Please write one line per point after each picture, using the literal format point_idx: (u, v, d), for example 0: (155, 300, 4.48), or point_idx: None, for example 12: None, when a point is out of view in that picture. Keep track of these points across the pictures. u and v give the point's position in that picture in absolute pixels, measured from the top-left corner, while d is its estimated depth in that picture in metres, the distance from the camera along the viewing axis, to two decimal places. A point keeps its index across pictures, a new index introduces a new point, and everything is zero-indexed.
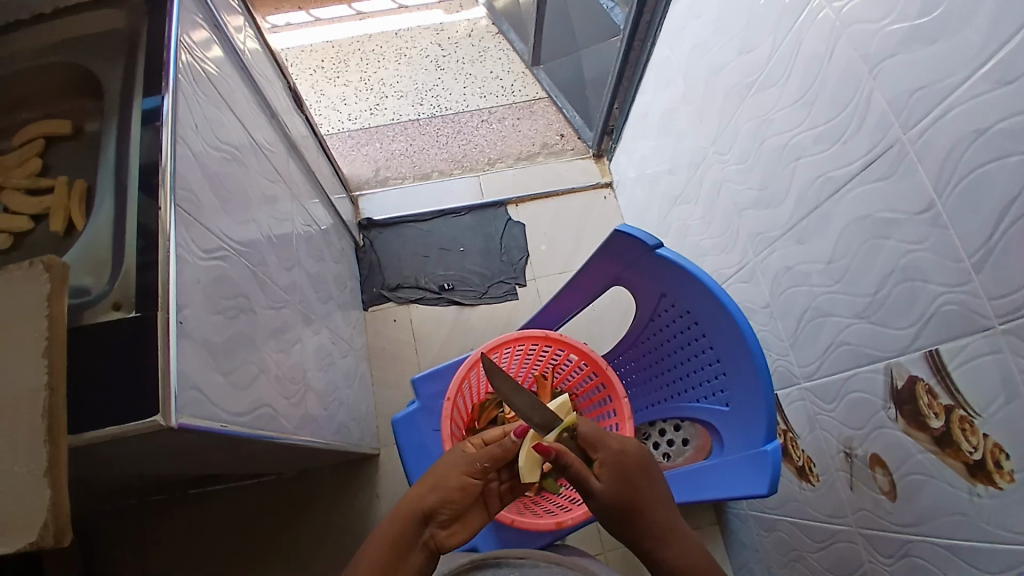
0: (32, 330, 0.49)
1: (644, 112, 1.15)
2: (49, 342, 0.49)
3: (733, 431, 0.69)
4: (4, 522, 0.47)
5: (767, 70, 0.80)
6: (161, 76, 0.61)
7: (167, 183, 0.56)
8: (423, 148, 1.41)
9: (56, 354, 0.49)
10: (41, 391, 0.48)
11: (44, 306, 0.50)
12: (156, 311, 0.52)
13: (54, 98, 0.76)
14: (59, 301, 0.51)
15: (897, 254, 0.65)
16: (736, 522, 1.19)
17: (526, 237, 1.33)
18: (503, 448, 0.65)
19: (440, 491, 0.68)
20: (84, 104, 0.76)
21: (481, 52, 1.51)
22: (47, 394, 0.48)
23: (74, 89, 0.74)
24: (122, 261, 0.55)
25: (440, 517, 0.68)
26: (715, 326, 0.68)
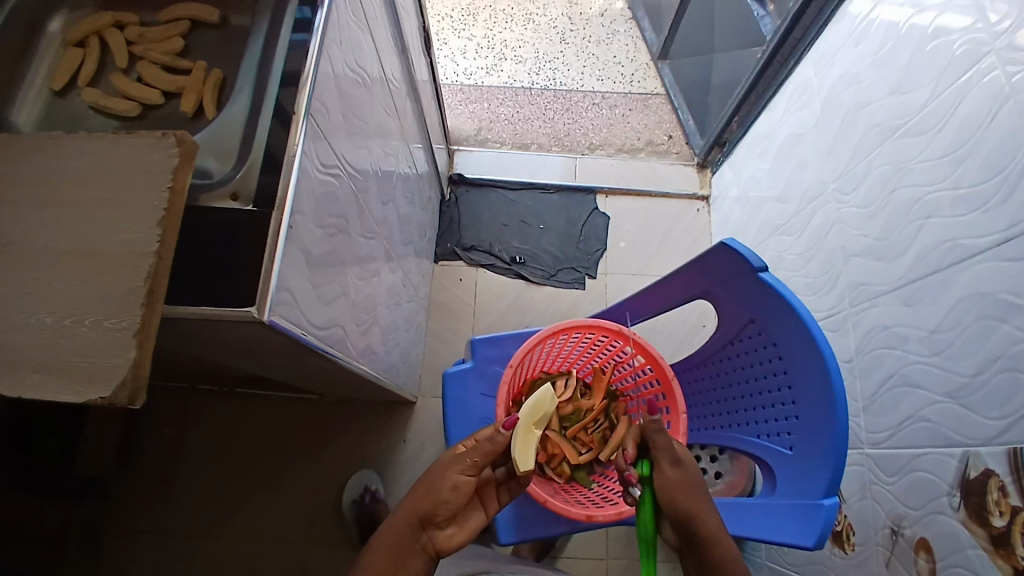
0: (153, 198, 0.52)
1: (767, 132, 1.10)
2: (166, 212, 0.51)
3: (789, 476, 0.66)
4: (86, 369, 0.48)
5: (918, 117, 0.75)
6: None
7: (306, 91, 0.57)
8: (529, 118, 1.40)
9: (170, 224, 0.51)
10: (149, 256, 0.50)
11: (168, 177, 0.52)
12: (271, 212, 0.53)
13: None
14: (183, 175, 0.53)
15: (1013, 341, 0.61)
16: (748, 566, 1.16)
17: (608, 230, 1.31)
18: (494, 442, 0.67)
19: (435, 492, 0.66)
20: None
21: (610, 35, 1.49)
22: (154, 261, 0.50)
23: None
24: (248, 155, 0.57)
25: (438, 521, 0.66)
26: (801, 366, 0.65)
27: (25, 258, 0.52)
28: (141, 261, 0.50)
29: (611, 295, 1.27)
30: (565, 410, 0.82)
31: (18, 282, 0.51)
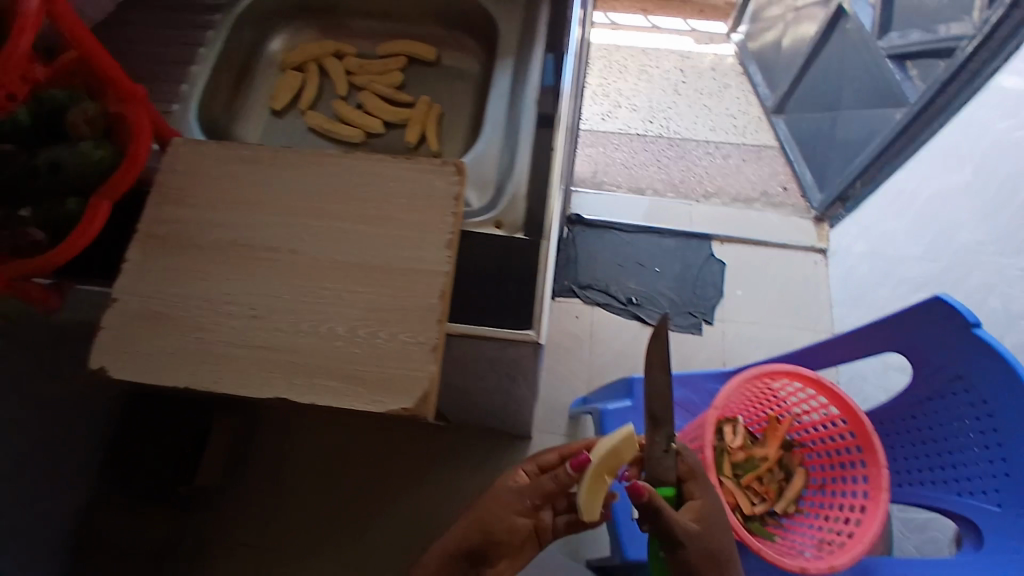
0: (437, 220, 0.54)
1: (902, 189, 1.13)
2: (453, 236, 0.53)
3: (998, 536, 0.65)
4: (384, 380, 0.50)
5: None
6: (567, 35, 0.66)
7: (564, 127, 0.60)
8: (643, 163, 1.44)
9: (454, 247, 0.54)
10: (442, 276, 0.52)
11: (452, 202, 0.55)
12: (541, 240, 0.56)
13: (413, 19, 0.79)
14: (460, 201, 0.56)
15: None
16: None
17: (724, 277, 1.31)
18: (557, 480, 0.59)
19: (483, 530, 0.59)
20: (437, 35, 0.80)
21: (722, 88, 1.54)
22: (446, 280, 0.52)
23: (438, 17, 0.78)
24: (508, 184, 0.59)
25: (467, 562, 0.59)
26: (1015, 425, 0.65)
27: (313, 269, 0.54)
28: (431, 279, 0.52)
29: (727, 341, 1.26)
30: (738, 457, 0.82)
31: (306, 292, 0.53)
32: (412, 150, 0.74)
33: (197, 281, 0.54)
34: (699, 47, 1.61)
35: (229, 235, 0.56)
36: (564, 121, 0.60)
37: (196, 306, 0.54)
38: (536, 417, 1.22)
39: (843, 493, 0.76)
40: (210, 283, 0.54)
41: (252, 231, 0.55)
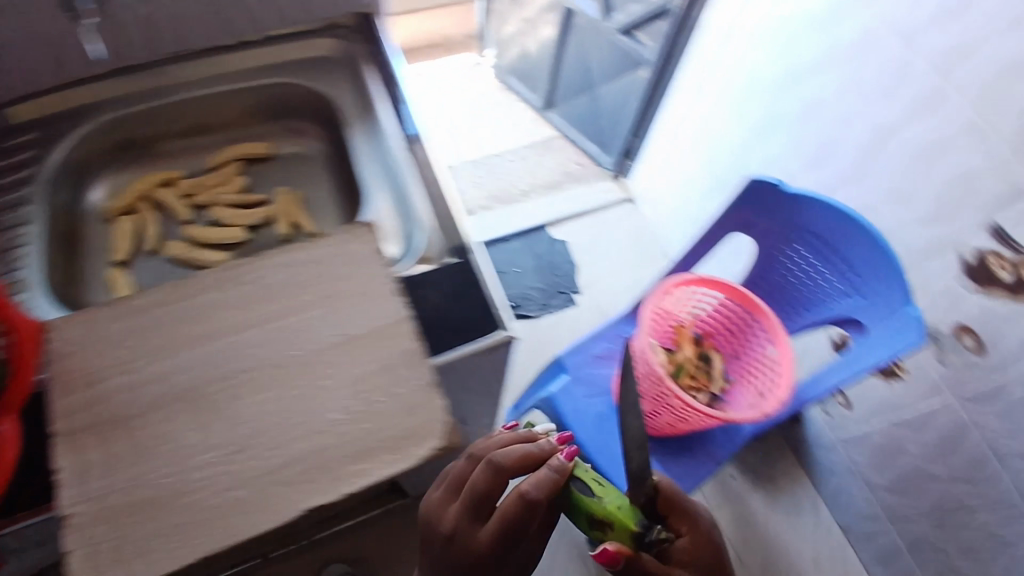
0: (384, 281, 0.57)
1: (669, 128, 1.37)
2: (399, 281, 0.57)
3: (875, 314, 0.81)
4: (381, 444, 0.51)
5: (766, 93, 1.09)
6: (398, 94, 0.72)
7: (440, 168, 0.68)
8: (463, 188, 1.55)
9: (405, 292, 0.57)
10: (401, 318, 0.55)
11: (379, 257, 0.58)
12: (470, 256, 0.61)
13: (240, 122, 0.81)
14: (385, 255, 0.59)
15: (951, 165, 0.85)
16: (817, 472, 1.27)
17: (570, 253, 1.51)
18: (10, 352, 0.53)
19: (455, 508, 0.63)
20: (267, 130, 0.81)
21: (494, 104, 1.67)
22: (408, 320, 0.55)
23: (264, 112, 0.81)
24: (416, 224, 0.64)
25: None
26: (850, 242, 0.82)
27: (280, 377, 0.53)
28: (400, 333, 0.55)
29: (598, 303, 1.46)
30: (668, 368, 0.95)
31: (289, 392, 0.52)
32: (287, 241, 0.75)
33: (161, 449, 0.50)
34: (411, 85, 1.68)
35: (171, 385, 0.52)
36: (436, 159, 0.67)
37: (166, 477, 0.49)
38: None
39: (754, 350, 0.91)
40: (176, 448, 0.50)
41: (194, 373, 0.53)
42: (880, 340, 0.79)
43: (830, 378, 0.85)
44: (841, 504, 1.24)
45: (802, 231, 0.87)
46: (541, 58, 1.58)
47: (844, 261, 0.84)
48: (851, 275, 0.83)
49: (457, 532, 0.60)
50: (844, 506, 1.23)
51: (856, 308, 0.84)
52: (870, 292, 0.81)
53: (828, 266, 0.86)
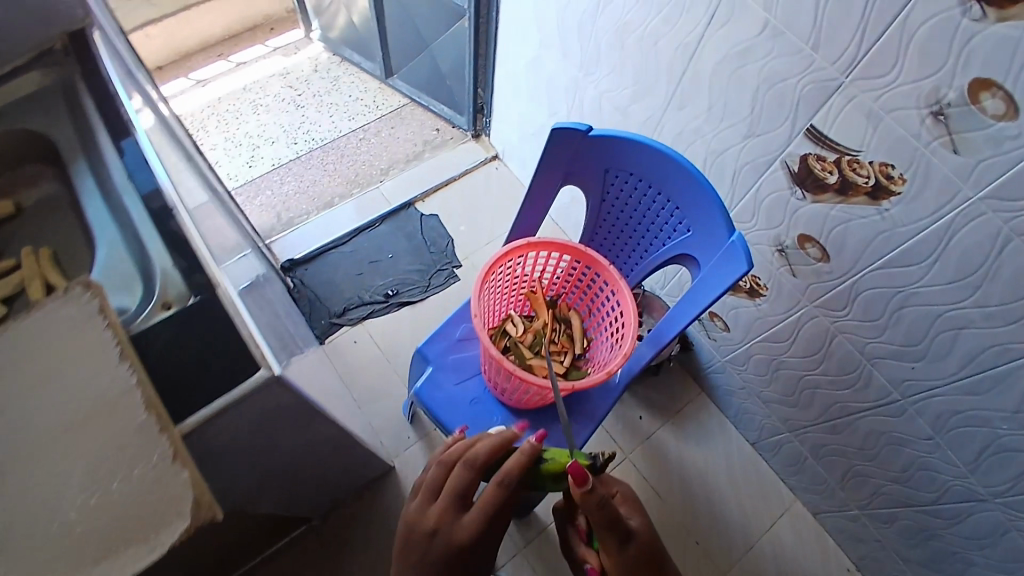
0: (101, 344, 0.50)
1: (509, 76, 1.29)
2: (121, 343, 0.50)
3: (705, 245, 0.79)
4: (123, 539, 0.45)
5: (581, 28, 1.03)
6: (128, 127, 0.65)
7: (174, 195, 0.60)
8: (316, 180, 1.45)
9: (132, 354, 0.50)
10: (132, 387, 0.49)
11: (99, 318, 0.51)
12: (213, 288, 0.54)
13: None
14: (110, 310, 0.52)
15: (757, 72, 0.81)
16: (722, 392, 1.28)
17: (444, 225, 1.43)
18: None
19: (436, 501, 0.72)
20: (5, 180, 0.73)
21: (334, 82, 1.56)
22: (140, 389, 0.49)
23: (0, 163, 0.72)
24: (151, 266, 0.56)
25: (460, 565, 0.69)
26: (665, 177, 0.79)
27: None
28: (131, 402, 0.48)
29: (482, 272, 1.40)
30: (527, 339, 0.91)
31: (19, 499, 0.46)
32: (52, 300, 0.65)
33: None
34: (238, 79, 1.55)
35: None
36: (165, 185, 0.60)
37: None
38: (383, 449, 1.19)
39: (603, 304, 0.88)
40: None
41: None
42: (715, 270, 0.78)
43: (682, 317, 0.84)
44: (748, 417, 1.25)
45: (623, 175, 0.83)
46: (367, 29, 1.46)
47: (668, 198, 0.81)
48: (677, 211, 0.81)
49: (436, 525, 0.70)
50: (751, 419, 1.24)
51: (689, 243, 0.82)
52: (697, 225, 0.79)
53: (654, 205, 0.83)
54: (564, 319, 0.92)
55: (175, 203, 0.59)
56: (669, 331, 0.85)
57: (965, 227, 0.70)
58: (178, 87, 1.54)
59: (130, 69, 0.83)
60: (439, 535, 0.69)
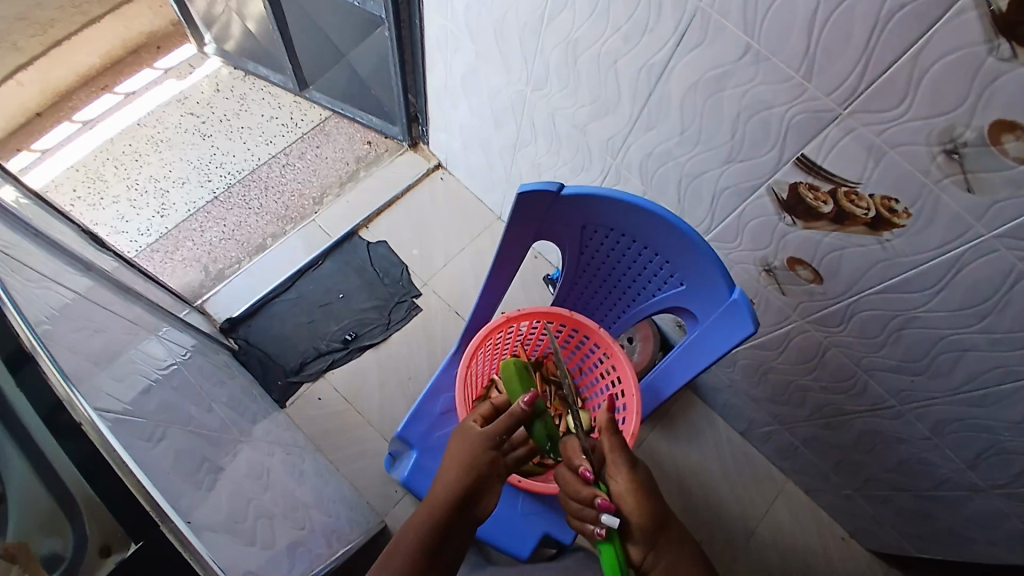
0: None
1: (443, 85, 1.14)
2: None
3: (700, 301, 0.74)
4: None
5: (522, 43, 0.91)
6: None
7: (77, 403, 0.49)
8: (241, 221, 1.31)
9: None
10: None
11: None
12: (159, 528, 0.47)
13: None
14: None
15: (737, 97, 0.73)
16: (709, 388, 1.25)
17: (394, 251, 1.30)
18: None
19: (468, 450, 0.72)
20: None
21: (242, 101, 1.40)
22: None
23: None
24: (74, 501, 0.46)
25: (475, 492, 0.71)
26: (650, 234, 0.73)
27: None
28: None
29: (445, 299, 1.28)
30: None
31: None
32: None
33: None
34: (129, 113, 1.40)
35: None
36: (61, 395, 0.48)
37: None
38: (372, 511, 1.11)
39: (595, 361, 0.84)
40: None
41: None
42: (715, 327, 0.73)
43: (682, 370, 0.80)
44: (737, 410, 1.24)
45: (601, 230, 0.76)
46: (268, 40, 1.27)
47: (655, 252, 0.75)
48: (666, 264, 0.75)
49: (470, 443, 0.72)
50: (743, 413, 1.23)
51: (682, 296, 0.76)
52: (690, 280, 0.74)
53: (640, 257, 0.77)
54: (552, 377, 0.86)
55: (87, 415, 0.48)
56: (668, 382, 0.82)
57: (976, 261, 0.64)
58: (63, 133, 1.38)
59: None
60: (472, 454, 0.72)
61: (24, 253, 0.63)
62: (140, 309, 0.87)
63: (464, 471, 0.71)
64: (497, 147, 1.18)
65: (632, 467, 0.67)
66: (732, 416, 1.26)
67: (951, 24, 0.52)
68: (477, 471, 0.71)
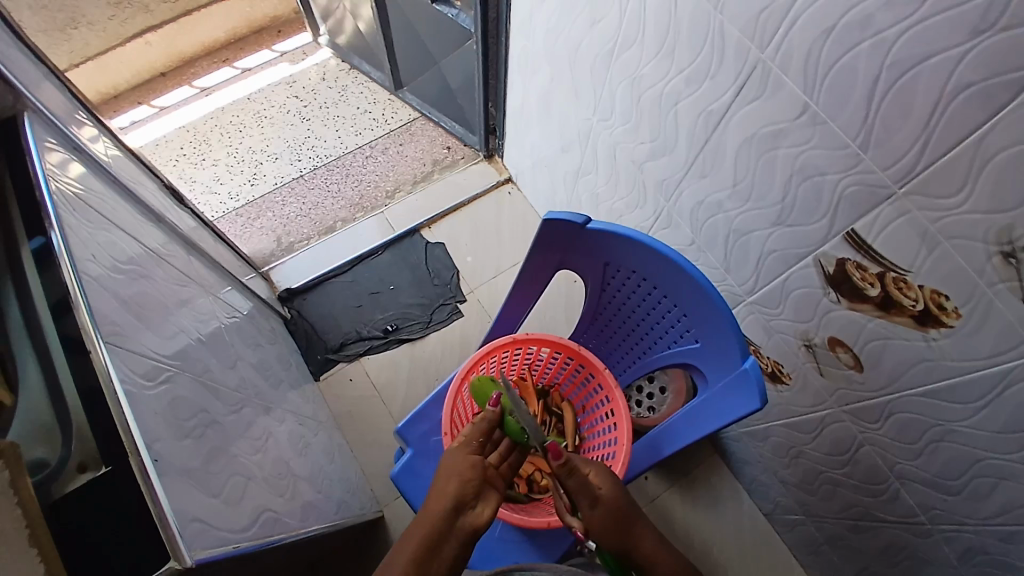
0: (8, 521, 0.42)
1: (521, 103, 1.19)
2: (32, 531, 0.43)
3: (712, 363, 0.71)
4: None
5: (591, 73, 0.93)
6: (41, 213, 0.55)
7: (88, 327, 0.51)
8: (319, 202, 1.40)
9: (45, 540, 0.44)
10: None
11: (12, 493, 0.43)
12: (128, 458, 0.47)
13: None
14: (24, 482, 0.45)
15: (792, 158, 0.69)
16: (739, 459, 1.18)
17: (449, 254, 1.33)
18: None
19: (454, 474, 0.70)
20: None
21: (342, 92, 1.52)
22: None
23: None
24: (70, 419, 0.50)
25: (468, 500, 0.69)
26: (670, 283, 0.71)
27: None
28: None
29: (488, 307, 1.30)
30: None
31: None
32: None
33: None
34: (243, 88, 1.56)
35: None
36: (79, 316, 0.51)
37: None
38: (374, 499, 1.14)
39: (597, 403, 0.84)
40: None
41: None
42: (721, 395, 0.69)
43: (683, 433, 0.76)
44: (764, 488, 1.15)
45: (624, 271, 0.75)
46: (374, 39, 1.39)
47: (674, 303, 0.73)
48: (684, 318, 0.73)
49: (453, 457, 0.72)
50: (770, 494, 1.14)
51: (696, 354, 0.73)
52: (705, 338, 0.71)
53: (658, 306, 0.75)
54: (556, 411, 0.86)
55: (97, 349, 0.50)
56: (669, 443, 0.78)
57: None
58: (182, 95, 1.57)
59: (70, 121, 0.73)
60: (456, 465, 0.71)
61: (102, 195, 0.71)
62: (203, 265, 0.95)
63: (452, 478, 0.70)
64: (563, 169, 1.19)
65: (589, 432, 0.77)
66: (759, 494, 1.17)
67: (1016, 116, 0.46)
68: (465, 478, 0.70)
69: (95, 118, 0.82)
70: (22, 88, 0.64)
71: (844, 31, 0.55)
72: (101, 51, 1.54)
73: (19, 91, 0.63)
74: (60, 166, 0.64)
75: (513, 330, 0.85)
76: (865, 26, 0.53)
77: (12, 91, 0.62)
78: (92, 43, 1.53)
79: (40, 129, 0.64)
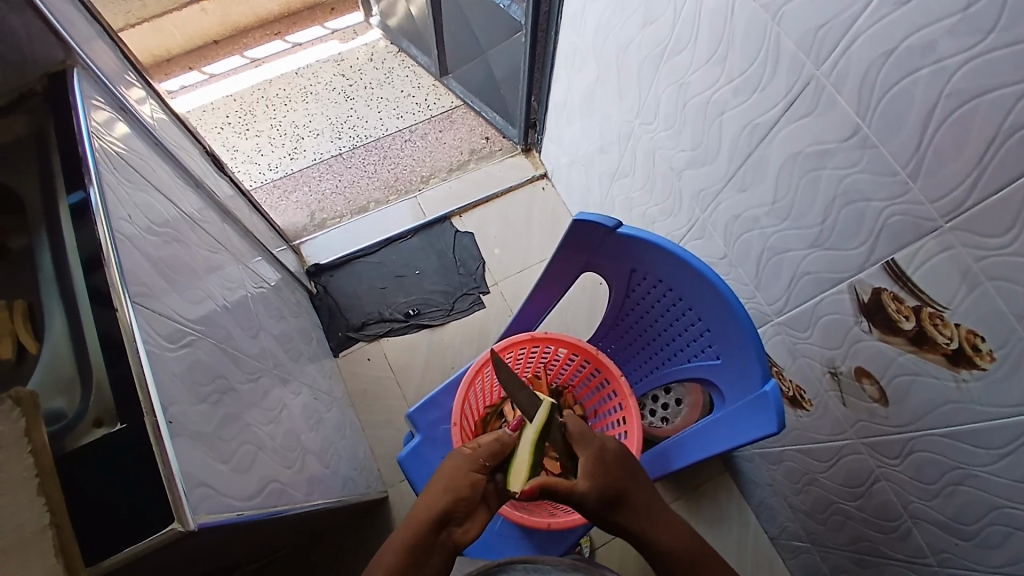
0: (16, 469, 0.44)
1: (564, 99, 1.18)
2: (41, 478, 0.45)
3: (731, 381, 0.70)
4: None
5: (637, 74, 0.92)
6: (82, 169, 0.57)
7: (117, 285, 0.53)
8: (355, 180, 1.42)
9: (54, 489, 0.45)
10: (48, 528, 0.44)
11: (25, 440, 0.45)
12: (142, 419, 0.49)
13: None
14: (40, 430, 0.46)
15: (836, 181, 0.67)
16: (750, 479, 1.15)
17: (478, 245, 1.34)
18: None
19: (451, 490, 0.70)
20: None
21: (388, 74, 1.53)
22: (55, 531, 0.44)
23: None
24: (91, 374, 0.51)
25: (456, 517, 0.71)
26: (696, 297, 0.69)
27: None
28: (42, 537, 0.43)
29: (511, 301, 1.30)
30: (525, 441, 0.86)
31: None
32: (18, 365, 0.56)
33: None
34: (292, 62, 1.58)
35: None
36: (110, 275, 0.53)
37: None
38: (380, 479, 1.15)
39: (609, 408, 0.84)
40: None
41: None
42: (737, 415, 0.68)
43: (694, 451, 0.75)
44: (773, 513, 1.13)
45: (650, 279, 0.74)
46: (423, 22, 1.40)
47: (698, 316, 0.71)
48: (706, 333, 0.71)
49: (455, 465, 0.71)
50: (779, 519, 1.11)
51: (716, 370, 0.72)
52: (726, 355, 0.70)
53: (681, 317, 0.74)
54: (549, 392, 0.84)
55: (123, 308, 0.51)
56: (678, 457, 0.77)
57: None
58: (232, 64, 1.60)
59: (119, 81, 0.74)
60: (456, 477, 0.70)
61: (143, 158, 0.72)
62: (236, 233, 0.97)
63: (445, 491, 0.70)
64: (599, 170, 1.18)
65: (603, 440, 0.72)
66: (767, 517, 1.15)
67: None
68: (460, 496, 0.70)
69: (143, 80, 0.83)
70: (75, 45, 0.65)
71: (904, 55, 0.53)
72: (156, 14, 1.57)
73: (71, 48, 0.64)
74: (107, 127, 0.66)
75: (532, 327, 0.85)
76: (928, 51, 0.51)
77: (65, 48, 0.64)
78: (148, 5, 1.56)
79: (89, 87, 0.66)
